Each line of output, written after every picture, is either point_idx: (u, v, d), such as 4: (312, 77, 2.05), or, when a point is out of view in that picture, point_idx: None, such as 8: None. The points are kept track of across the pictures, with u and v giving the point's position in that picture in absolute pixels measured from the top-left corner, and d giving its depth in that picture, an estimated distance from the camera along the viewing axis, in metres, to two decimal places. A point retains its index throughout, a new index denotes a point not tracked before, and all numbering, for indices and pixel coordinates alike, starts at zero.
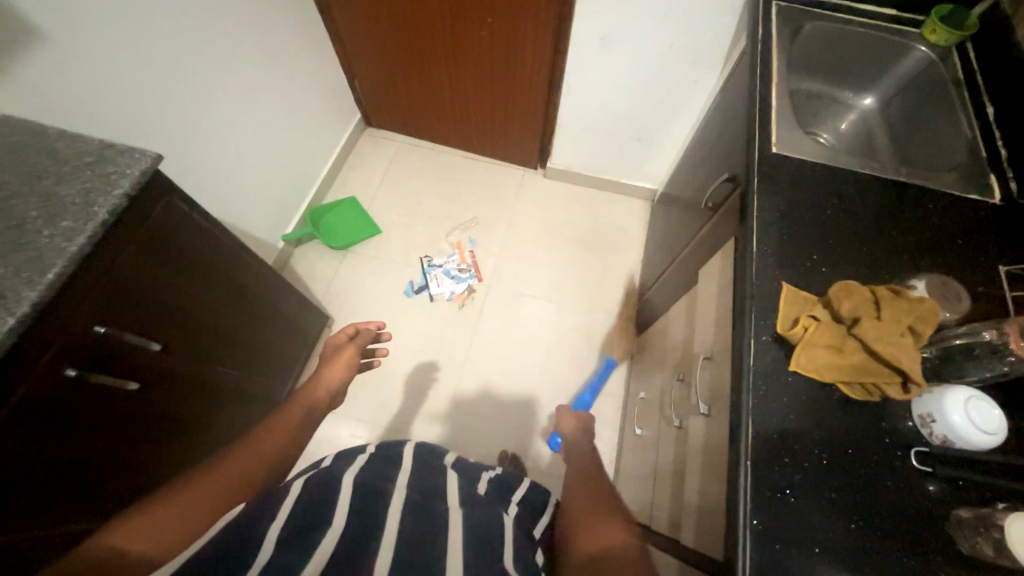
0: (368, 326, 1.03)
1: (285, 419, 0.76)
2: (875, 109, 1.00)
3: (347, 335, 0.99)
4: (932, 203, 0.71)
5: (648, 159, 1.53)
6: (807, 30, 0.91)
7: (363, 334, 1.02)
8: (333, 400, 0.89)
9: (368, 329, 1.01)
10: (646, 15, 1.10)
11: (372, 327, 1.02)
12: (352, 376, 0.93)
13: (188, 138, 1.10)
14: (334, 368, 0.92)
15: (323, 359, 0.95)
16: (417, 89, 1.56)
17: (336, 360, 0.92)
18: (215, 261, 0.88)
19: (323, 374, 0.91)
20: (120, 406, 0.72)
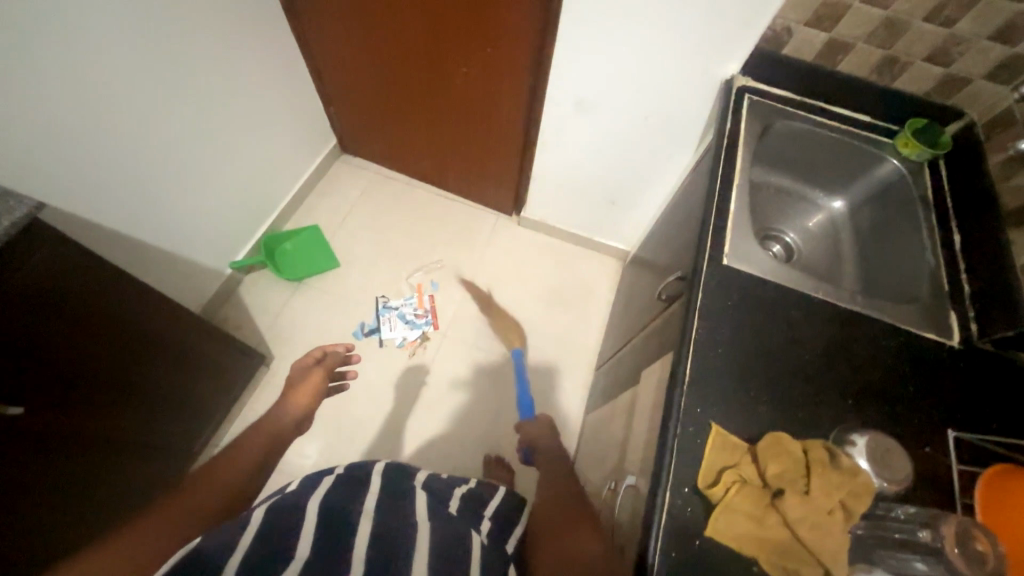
0: (336, 349, 1.01)
1: (223, 476, 0.66)
2: (844, 214, 0.95)
3: (316, 357, 0.98)
4: (889, 342, 0.66)
5: (621, 221, 1.48)
6: (776, 127, 0.89)
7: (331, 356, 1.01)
8: (299, 425, 0.85)
9: (337, 352, 0.99)
10: (620, 89, 1.07)
11: (340, 348, 1.01)
12: (317, 404, 0.90)
13: (129, 161, 1.03)
14: (302, 393, 0.89)
15: (291, 384, 0.92)
16: (394, 124, 1.52)
17: (301, 389, 0.89)
18: (115, 310, 0.79)
19: (289, 399, 0.88)
20: None
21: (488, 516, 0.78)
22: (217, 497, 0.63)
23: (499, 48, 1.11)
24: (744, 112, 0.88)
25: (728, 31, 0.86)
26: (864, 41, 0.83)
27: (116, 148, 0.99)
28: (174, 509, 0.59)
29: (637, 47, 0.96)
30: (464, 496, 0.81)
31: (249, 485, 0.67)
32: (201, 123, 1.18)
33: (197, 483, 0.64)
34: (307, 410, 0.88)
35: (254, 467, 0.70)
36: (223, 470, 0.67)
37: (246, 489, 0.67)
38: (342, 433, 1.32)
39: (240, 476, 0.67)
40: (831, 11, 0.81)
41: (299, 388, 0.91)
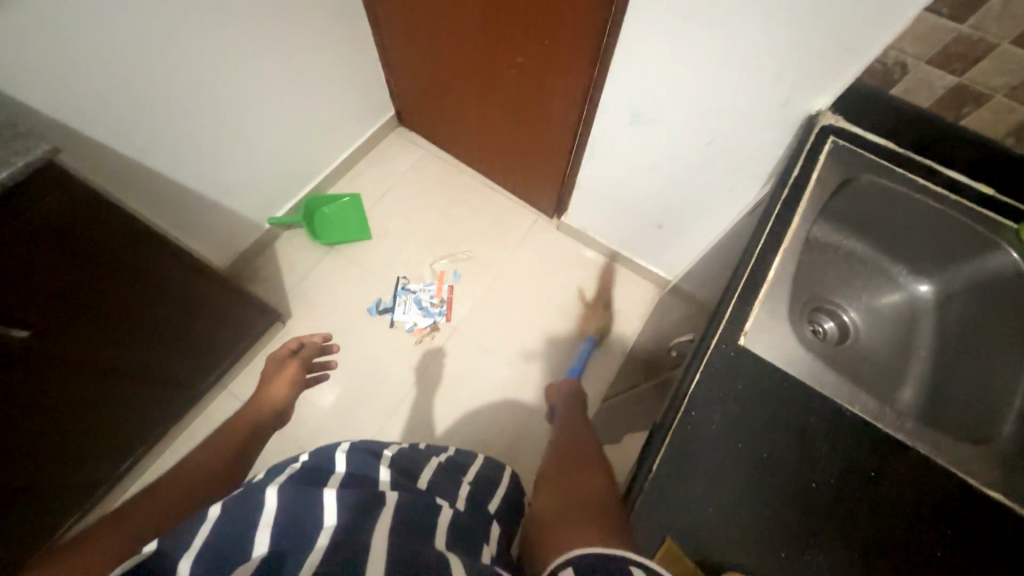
0: (313, 340, 1.11)
1: (203, 466, 0.67)
2: (930, 303, 0.76)
3: (292, 348, 1.08)
4: (924, 489, 0.53)
5: (667, 247, 1.34)
6: (858, 183, 0.73)
7: (308, 347, 1.10)
8: (278, 418, 0.88)
9: (312, 342, 1.10)
10: (681, 107, 0.93)
11: (317, 340, 1.11)
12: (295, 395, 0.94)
13: (183, 112, 1.08)
14: (279, 385, 0.94)
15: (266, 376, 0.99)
16: (447, 105, 1.46)
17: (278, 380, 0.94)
18: (124, 254, 0.84)
19: (266, 390, 0.93)
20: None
21: (467, 480, 0.76)
22: (194, 486, 0.63)
23: (554, 41, 1.00)
24: (820, 162, 0.74)
25: (821, 57, 0.70)
26: (1005, 95, 0.64)
27: (167, 98, 1.03)
28: (160, 502, 0.59)
29: (708, 64, 0.82)
30: (441, 463, 0.79)
31: (211, 471, 0.67)
32: (255, 84, 1.20)
33: (173, 474, 0.64)
34: (284, 403, 0.91)
35: (228, 462, 0.70)
36: (204, 462, 0.68)
37: (219, 478, 0.67)
38: (335, 405, 1.34)
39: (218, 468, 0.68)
40: (965, 50, 0.62)
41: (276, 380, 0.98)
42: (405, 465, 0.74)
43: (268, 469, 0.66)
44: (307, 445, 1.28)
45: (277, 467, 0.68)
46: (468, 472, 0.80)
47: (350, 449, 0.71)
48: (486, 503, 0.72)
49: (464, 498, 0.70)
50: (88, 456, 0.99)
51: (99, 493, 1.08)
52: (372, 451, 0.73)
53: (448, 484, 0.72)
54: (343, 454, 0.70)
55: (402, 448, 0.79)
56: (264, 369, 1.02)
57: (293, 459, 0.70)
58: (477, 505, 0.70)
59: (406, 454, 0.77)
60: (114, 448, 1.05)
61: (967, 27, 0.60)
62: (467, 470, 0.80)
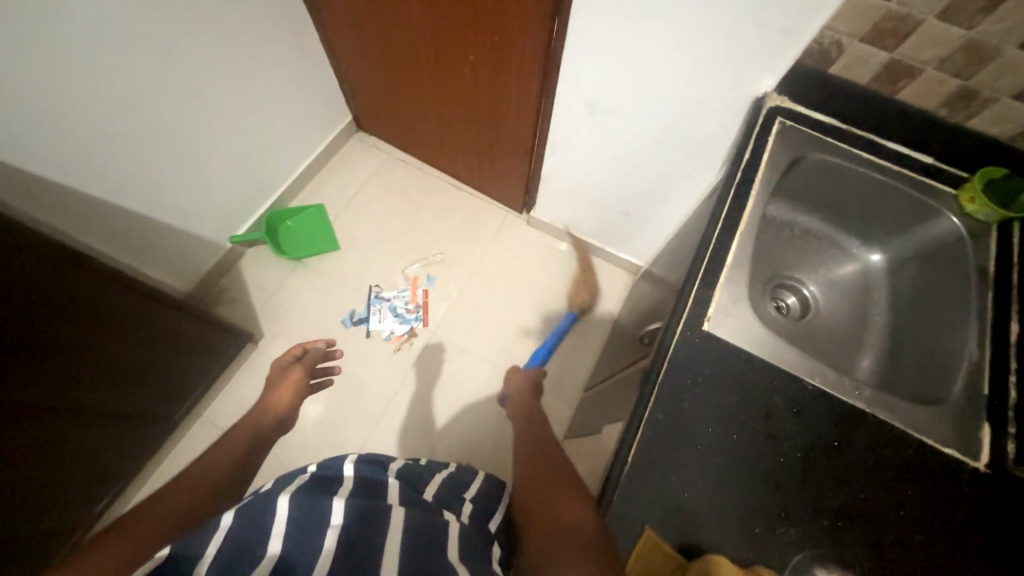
0: (315, 346, 1.05)
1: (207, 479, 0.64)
2: (883, 271, 0.80)
3: (295, 355, 1.02)
4: (884, 450, 0.56)
5: (635, 235, 1.35)
6: (806, 162, 0.76)
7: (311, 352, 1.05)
8: (284, 423, 0.87)
9: (316, 347, 1.04)
10: (636, 96, 0.93)
11: (320, 345, 1.05)
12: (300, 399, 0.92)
13: (128, 136, 1.02)
14: (284, 392, 0.91)
15: (272, 383, 0.95)
16: (405, 107, 1.44)
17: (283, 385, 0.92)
18: (74, 291, 0.79)
19: (271, 395, 0.90)
20: None
21: (468, 498, 0.71)
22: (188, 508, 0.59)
23: (506, 36, 0.98)
24: (769, 142, 0.76)
25: (762, 40, 0.72)
26: (935, 67, 0.66)
27: (110, 124, 0.98)
28: (153, 518, 0.55)
29: (657, 52, 0.82)
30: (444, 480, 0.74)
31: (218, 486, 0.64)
32: (205, 102, 1.15)
33: (176, 484, 0.62)
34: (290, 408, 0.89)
35: (227, 480, 0.66)
36: (196, 479, 0.64)
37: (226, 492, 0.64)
38: (317, 421, 1.31)
39: (215, 483, 0.64)
40: (894, 26, 0.64)
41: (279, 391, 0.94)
42: (408, 480, 0.70)
43: (278, 477, 0.63)
44: (290, 466, 1.25)
45: (288, 475, 0.64)
46: (470, 489, 0.74)
47: (359, 460, 0.68)
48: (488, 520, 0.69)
49: (468, 515, 0.66)
50: (60, 505, 0.94)
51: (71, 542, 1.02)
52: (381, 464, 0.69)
53: (452, 498, 0.69)
54: (351, 464, 0.66)
55: (407, 464, 0.75)
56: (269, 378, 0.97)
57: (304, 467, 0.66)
58: (478, 521, 0.67)
59: (412, 470, 0.73)
60: (83, 493, 1.00)
61: (895, 3, 0.62)
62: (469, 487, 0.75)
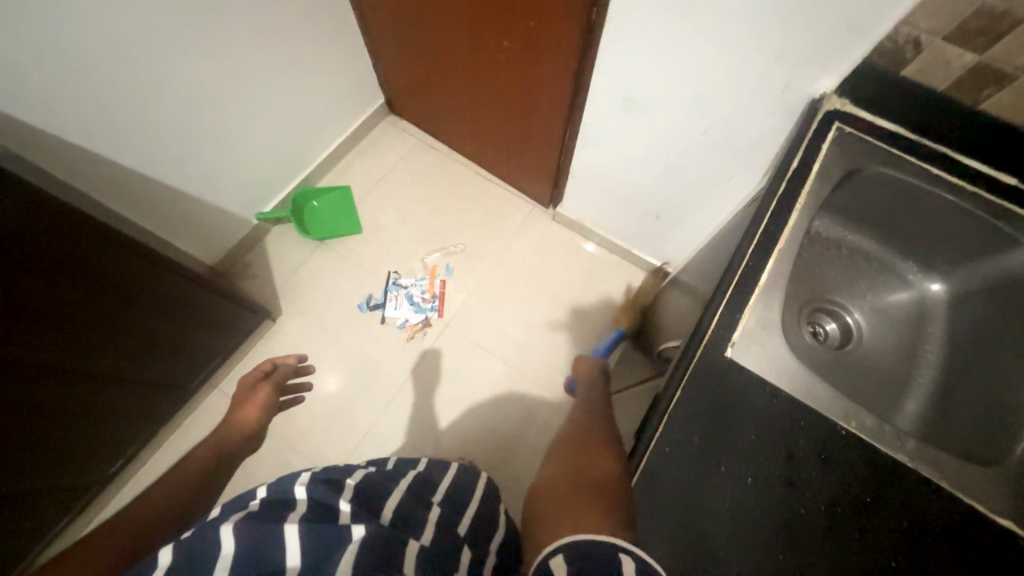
0: (286, 361, 1.19)
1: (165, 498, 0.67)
2: (941, 304, 0.71)
3: (265, 370, 1.14)
4: (924, 509, 0.50)
5: (665, 239, 1.28)
6: (864, 175, 0.68)
7: (281, 369, 1.18)
8: (248, 439, 0.97)
9: (284, 365, 1.17)
10: (677, 92, 0.86)
11: (289, 364, 1.18)
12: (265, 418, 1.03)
13: (158, 109, 1.03)
14: (250, 410, 1.02)
15: (241, 399, 1.05)
16: (436, 92, 1.40)
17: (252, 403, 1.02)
18: (97, 264, 0.81)
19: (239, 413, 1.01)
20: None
21: (436, 501, 0.69)
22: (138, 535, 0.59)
23: (539, 21, 0.92)
24: (823, 152, 0.68)
25: (826, 35, 0.63)
26: None
27: (142, 96, 0.99)
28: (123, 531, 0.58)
29: (702, 44, 0.75)
30: (411, 484, 0.71)
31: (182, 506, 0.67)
32: (236, 78, 1.15)
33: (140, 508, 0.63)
34: (255, 426, 1.00)
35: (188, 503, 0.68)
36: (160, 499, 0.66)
37: (187, 508, 0.68)
38: (326, 403, 1.32)
39: (164, 510, 0.64)
40: (988, 24, 0.55)
41: (247, 405, 1.04)
42: (371, 495, 0.64)
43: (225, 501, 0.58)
44: (297, 443, 1.27)
45: (236, 499, 0.59)
46: (438, 489, 0.73)
47: (309, 480, 0.62)
48: (456, 525, 0.65)
49: (433, 526, 0.62)
50: (75, 466, 1.00)
51: (88, 496, 1.10)
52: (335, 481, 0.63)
53: (416, 509, 0.65)
54: (303, 485, 0.60)
55: (372, 472, 0.70)
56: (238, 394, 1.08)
57: (253, 490, 0.61)
58: (446, 530, 0.63)
59: (374, 481, 0.68)
60: (97, 455, 1.05)
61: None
62: (437, 488, 0.74)
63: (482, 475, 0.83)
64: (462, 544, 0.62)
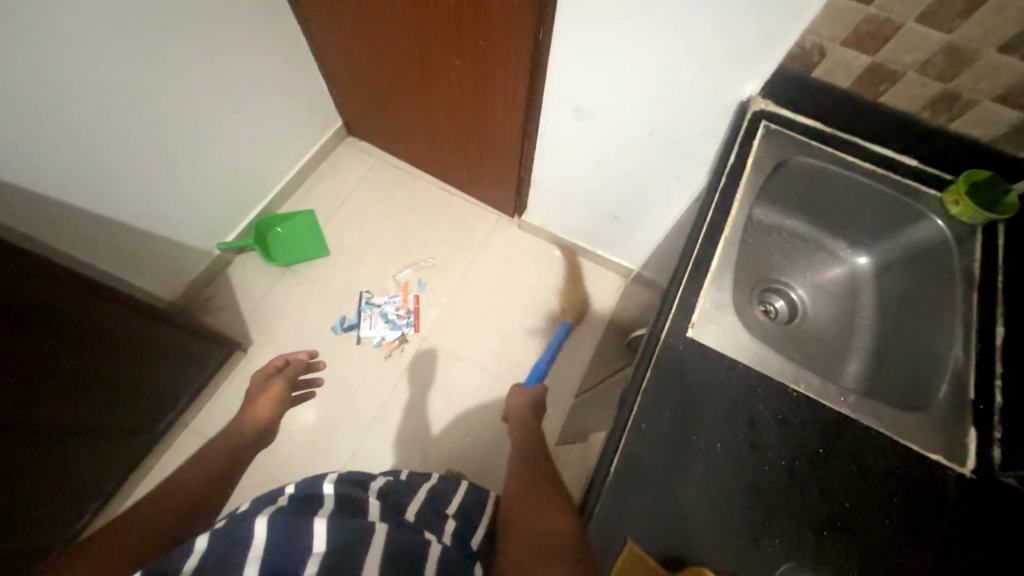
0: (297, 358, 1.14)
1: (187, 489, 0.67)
2: (869, 274, 0.80)
3: (278, 366, 1.10)
4: (870, 453, 0.56)
5: (627, 238, 1.35)
6: (791, 166, 0.76)
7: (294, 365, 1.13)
8: (263, 434, 0.94)
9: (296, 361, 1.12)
10: (623, 100, 0.92)
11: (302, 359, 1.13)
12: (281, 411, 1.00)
13: (107, 144, 1.01)
14: (263, 406, 0.98)
15: (254, 394, 1.01)
16: (393, 112, 1.43)
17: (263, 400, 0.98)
18: (55, 304, 0.78)
19: (251, 410, 0.97)
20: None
21: (450, 513, 0.71)
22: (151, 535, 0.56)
23: (489, 39, 0.97)
24: (754, 148, 0.76)
25: (748, 43, 0.71)
26: (916, 70, 0.66)
27: (89, 132, 0.96)
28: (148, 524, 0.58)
29: (640, 55, 0.82)
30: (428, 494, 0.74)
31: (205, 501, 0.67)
32: (188, 108, 1.14)
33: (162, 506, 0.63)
34: (268, 420, 0.96)
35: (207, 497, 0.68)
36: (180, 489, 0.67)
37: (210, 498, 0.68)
38: (306, 431, 1.29)
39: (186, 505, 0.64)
40: (875, 30, 0.64)
41: (260, 401, 1.00)
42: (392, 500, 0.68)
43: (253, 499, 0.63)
44: (279, 474, 1.24)
45: (264, 496, 0.64)
46: (451, 503, 0.74)
47: (337, 479, 0.67)
48: (469, 539, 0.67)
49: (449, 534, 0.65)
50: (46, 521, 0.94)
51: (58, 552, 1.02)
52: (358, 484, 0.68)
53: (434, 517, 0.67)
54: (330, 483, 0.65)
55: (391, 481, 0.74)
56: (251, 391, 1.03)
57: (279, 490, 0.66)
58: (458, 538, 0.65)
59: (396, 489, 0.71)
60: (65, 507, 0.99)
61: (875, 8, 0.62)
62: (449, 502, 0.75)
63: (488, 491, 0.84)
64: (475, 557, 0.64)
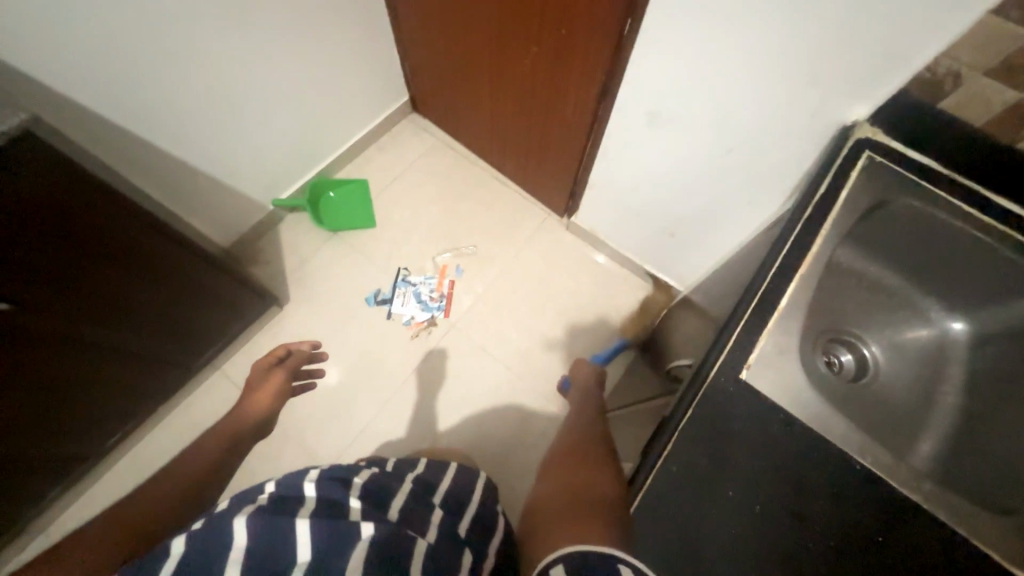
0: (299, 348, 1.14)
1: (194, 471, 0.67)
2: (961, 346, 0.70)
3: (278, 356, 1.08)
4: (939, 551, 0.48)
5: (680, 258, 1.26)
6: (892, 207, 0.67)
7: (296, 355, 1.13)
8: (266, 426, 0.87)
9: (298, 351, 1.12)
10: (704, 111, 0.85)
11: (303, 352, 1.14)
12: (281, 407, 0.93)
13: (185, 88, 1.04)
14: (262, 397, 0.92)
15: (252, 386, 0.97)
16: (461, 93, 1.41)
17: (265, 391, 0.93)
18: (116, 238, 0.81)
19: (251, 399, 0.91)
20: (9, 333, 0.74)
21: (436, 503, 0.68)
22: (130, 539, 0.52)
23: (570, 28, 0.92)
24: (851, 179, 0.67)
25: (864, 61, 0.62)
26: None
27: (172, 74, 1.00)
28: (148, 508, 0.57)
29: (731, 64, 0.75)
30: (411, 488, 0.69)
31: (208, 480, 0.66)
32: (266, 64, 1.16)
33: (163, 484, 0.62)
34: (269, 414, 0.89)
35: (210, 468, 0.69)
36: (186, 467, 0.67)
37: (213, 481, 0.67)
38: (326, 395, 1.31)
39: (190, 483, 0.64)
40: None
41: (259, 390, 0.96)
42: (374, 494, 0.63)
43: (233, 495, 0.56)
44: (293, 432, 1.26)
45: (241, 493, 0.58)
46: (437, 490, 0.73)
47: (317, 479, 0.60)
48: (457, 526, 0.64)
49: (435, 529, 0.60)
50: (73, 434, 1.01)
51: (83, 467, 1.11)
52: (336, 482, 0.61)
53: (419, 510, 0.63)
54: (312, 484, 0.59)
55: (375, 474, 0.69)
56: (250, 379, 1.00)
57: (261, 485, 0.59)
58: (448, 529, 0.61)
59: (376, 480, 0.67)
60: (97, 428, 1.06)
61: None
62: (435, 486, 0.74)
63: (480, 476, 0.82)
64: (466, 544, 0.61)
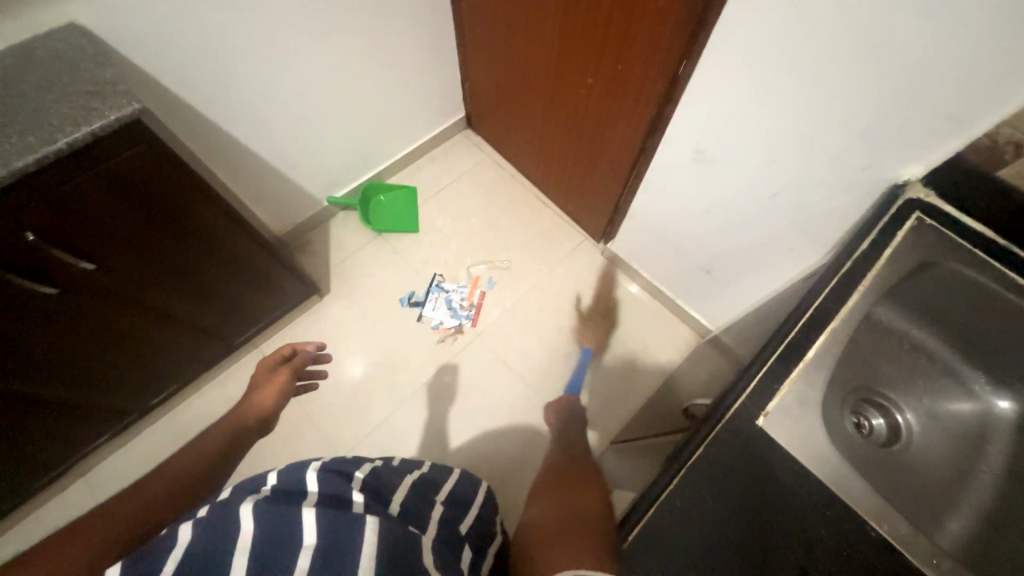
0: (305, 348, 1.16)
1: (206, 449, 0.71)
2: (1008, 424, 0.68)
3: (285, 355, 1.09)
4: None
5: (714, 298, 1.25)
6: (938, 271, 0.67)
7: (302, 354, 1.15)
8: (265, 422, 0.87)
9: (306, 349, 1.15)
10: (751, 155, 0.86)
11: (311, 348, 1.17)
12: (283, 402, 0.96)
13: (270, 93, 1.15)
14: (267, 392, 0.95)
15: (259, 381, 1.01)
16: (516, 115, 1.47)
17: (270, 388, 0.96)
18: (193, 220, 0.91)
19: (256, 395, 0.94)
20: (88, 286, 0.85)
21: (439, 498, 0.71)
22: (135, 523, 0.55)
23: (628, 64, 0.96)
24: (897, 240, 0.69)
25: (919, 123, 0.62)
26: None
27: (262, 81, 1.11)
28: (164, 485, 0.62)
29: (781, 114, 0.76)
30: (414, 482, 0.72)
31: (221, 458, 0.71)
32: (341, 76, 1.26)
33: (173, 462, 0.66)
34: (272, 408, 0.92)
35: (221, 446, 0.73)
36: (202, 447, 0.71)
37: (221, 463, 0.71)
38: (351, 385, 1.37)
39: (204, 461, 0.68)
40: None
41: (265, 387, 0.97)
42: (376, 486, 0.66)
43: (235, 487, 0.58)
44: (317, 416, 1.33)
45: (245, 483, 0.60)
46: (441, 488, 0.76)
47: (319, 469, 0.62)
48: (458, 523, 0.67)
49: (438, 523, 0.64)
50: (124, 388, 1.11)
51: (128, 420, 1.21)
52: (337, 472, 0.63)
53: (420, 507, 0.66)
54: (314, 474, 0.61)
55: (377, 466, 0.71)
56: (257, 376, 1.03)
57: (263, 476, 0.61)
58: (451, 523, 0.65)
59: (380, 474, 0.70)
60: (145, 385, 1.16)
61: None
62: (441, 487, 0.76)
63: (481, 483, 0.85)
64: (466, 542, 0.65)
